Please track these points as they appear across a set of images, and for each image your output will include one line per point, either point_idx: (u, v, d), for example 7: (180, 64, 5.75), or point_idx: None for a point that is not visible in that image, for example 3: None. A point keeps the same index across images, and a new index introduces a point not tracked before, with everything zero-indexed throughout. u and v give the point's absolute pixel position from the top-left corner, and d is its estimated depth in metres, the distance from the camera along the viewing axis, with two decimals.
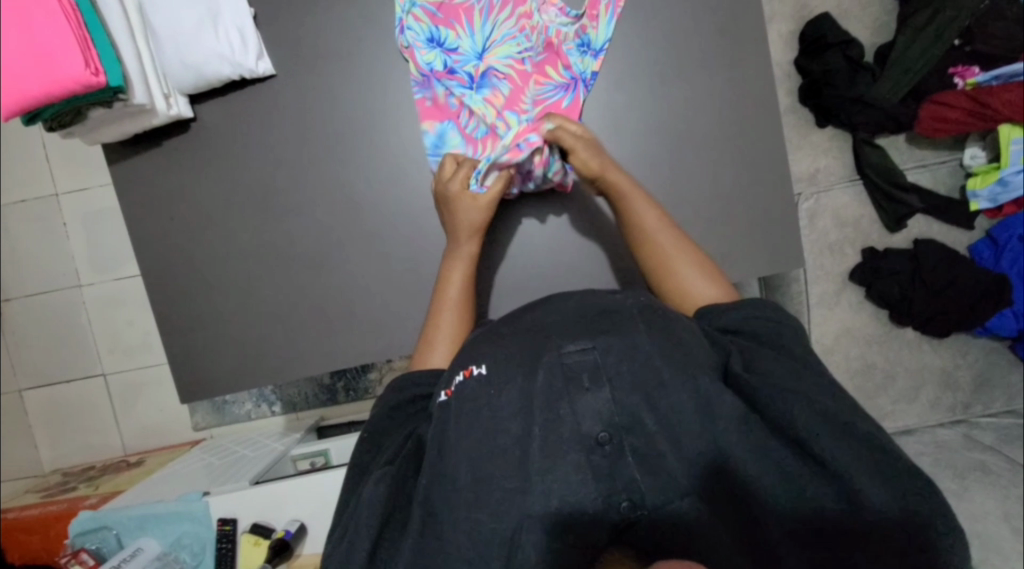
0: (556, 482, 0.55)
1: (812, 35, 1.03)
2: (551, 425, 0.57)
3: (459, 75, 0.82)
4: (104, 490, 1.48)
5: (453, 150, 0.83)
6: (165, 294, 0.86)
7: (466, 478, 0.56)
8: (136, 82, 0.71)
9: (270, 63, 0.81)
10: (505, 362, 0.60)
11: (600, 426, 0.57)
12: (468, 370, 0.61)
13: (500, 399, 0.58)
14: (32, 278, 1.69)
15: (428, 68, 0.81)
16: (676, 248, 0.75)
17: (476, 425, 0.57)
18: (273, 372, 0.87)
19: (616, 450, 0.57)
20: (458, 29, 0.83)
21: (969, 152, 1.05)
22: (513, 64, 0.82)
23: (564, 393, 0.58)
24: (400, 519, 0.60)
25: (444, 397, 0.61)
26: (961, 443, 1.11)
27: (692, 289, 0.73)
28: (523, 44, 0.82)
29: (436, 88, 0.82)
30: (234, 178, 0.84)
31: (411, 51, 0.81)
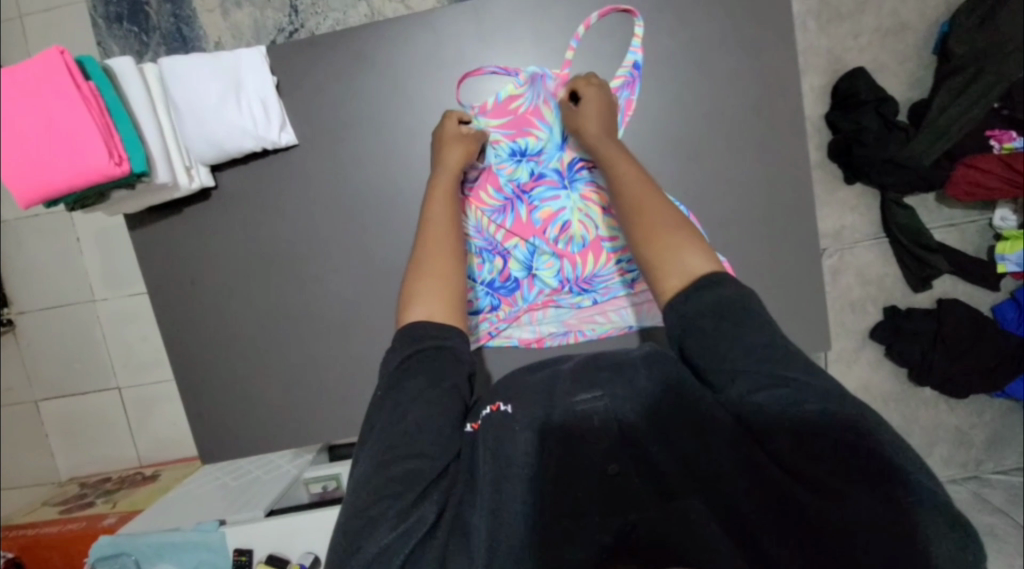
0: (563, 496, 0.58)
1: (846, 91, 0.99)
2: (564, 456, 0.60)
3: (545, 197, 0.83)
4: (122, 508, 1.52)
5: (539, 267, 0.85)
6: (183, 357, 0.86)
7: (486, 496, 0.56)
8: (158, 160, 0.70)
9: (293, 132, 0.80)
10: (527, 402, 0.63)
11: (610, 461, 0.60)
12: (494, 407, 0.63)
13: (516, 437, 0.60)
14: (45, 293, 1.69)
15: (505, 193, 0.82)
16: (666, 217, 0.62)
17: (498, 453, 0.59)
18: (290, 435, 0.88)
19: (626, 477, 0.59)
20: (540, 151, 0.81)
21: (998, 212, 1.03)
22: (589, 200, 0.83)
23: (575, 432, 0.61)
24: (396, 509, 0.55)
25: (468, 429, 0.63)
26: (972, 503, 1.11)
27: (665, 257, 0.59)
28: (594, 180, 0.82)
29: (515, 213, 0.83)
30: (253, 246, 0.83)
31: (494, 173, 0.82)
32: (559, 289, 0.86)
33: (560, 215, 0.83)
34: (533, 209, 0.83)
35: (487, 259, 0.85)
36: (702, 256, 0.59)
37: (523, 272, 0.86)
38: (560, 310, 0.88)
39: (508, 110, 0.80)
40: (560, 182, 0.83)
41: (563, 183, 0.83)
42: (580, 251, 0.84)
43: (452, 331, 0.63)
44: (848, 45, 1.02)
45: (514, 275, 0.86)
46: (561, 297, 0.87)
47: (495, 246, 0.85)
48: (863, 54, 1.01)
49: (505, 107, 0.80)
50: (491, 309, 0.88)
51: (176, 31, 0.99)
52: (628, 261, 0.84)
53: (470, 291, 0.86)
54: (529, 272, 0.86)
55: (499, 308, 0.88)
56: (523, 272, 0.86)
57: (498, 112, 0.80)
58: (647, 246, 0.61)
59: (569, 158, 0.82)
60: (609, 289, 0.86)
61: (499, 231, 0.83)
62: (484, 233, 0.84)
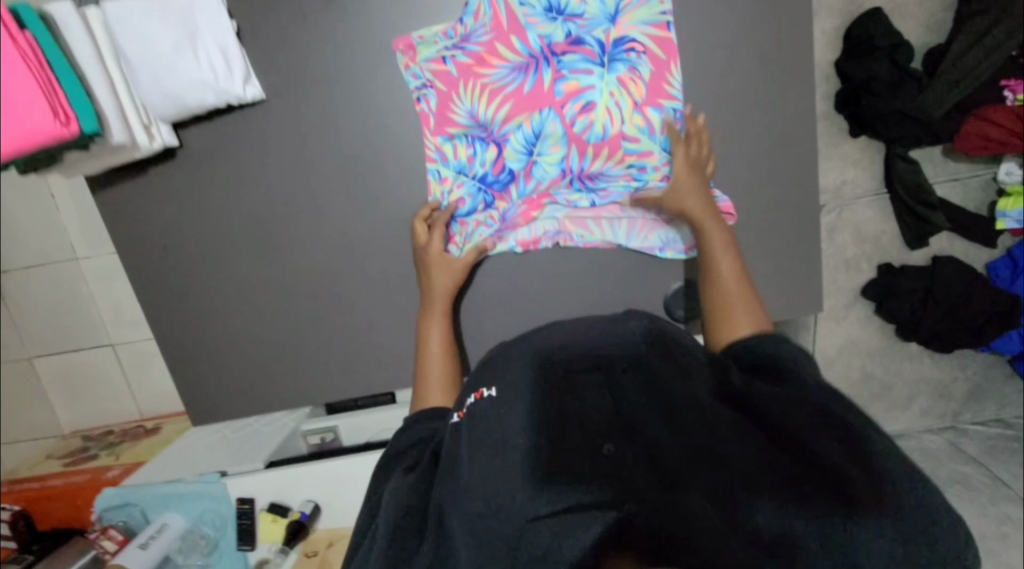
0: (555, 478, 0.55)
1: (860, 35, 0.93)
2: (557, 434, 0.58)
3: (576, 67, 0.74)
4: (125, 460, 1.56)
5: (543, 146, 0.76)
6: (164, 324, 0.85)
7: (472, 490, 0.56)
8: (111, 119, 0.64)
9: (259, 85, 0.73)
10: (514, 382, 0.61)
11: (604, 439, 0.58)
12: (480, 393, 0.63)
13: (506, 417, 0.59)
14: (24, 250, 1.65)
15: (532, 49, 0.73)
16: (738, 287, 0.71)
17: (486, 440, 0.58)
18: (279, 400, 0.87)
19: (620, 456, 0.57)
20: (583, 13, 0.72)
21: (1004, 167, 1.00)
22: (626, 86, 0.74)
23: (565, 409, 0.60)
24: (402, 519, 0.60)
25: (456, 418, 0.64)
26: (946, 452, 1.15)
27: (730, 316, 0.69)
28: (638, 67, 0.73)
29: (537, 76, 0.74)
30: (228, 209, 0.79)
31: (524, 28, 0.73)
32: (558, 181, 0.78)
33: (586, 91, 0.74)
34: (558, 77, 0.74)
35: (479, 149, 0.77)
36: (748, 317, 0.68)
37: (526, 153, 0.77)
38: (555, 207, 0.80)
39: None
40: (600, 55, 0.73)
41: (600, 58, 0.73)
42: (595, 141, 0.76)
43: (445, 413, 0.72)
44: None
45: (509, 167, 0.78)
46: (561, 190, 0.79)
47: (492, 130, 0.76)
48: None
49: None
50: (483, 207, 0.80)
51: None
52: (640, 168, 0.77)
53: (451, 175, 0.78)
54: (528, 161, 0.77)
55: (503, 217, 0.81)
56: (523, 157, 0.77)
57: None
58: (713, 301, 0.71)
59: (617, 33, 0.73)
60: (608, 195, 0.79)
61: (508, 96, 0.74)
62: (479, 116, 0.75)
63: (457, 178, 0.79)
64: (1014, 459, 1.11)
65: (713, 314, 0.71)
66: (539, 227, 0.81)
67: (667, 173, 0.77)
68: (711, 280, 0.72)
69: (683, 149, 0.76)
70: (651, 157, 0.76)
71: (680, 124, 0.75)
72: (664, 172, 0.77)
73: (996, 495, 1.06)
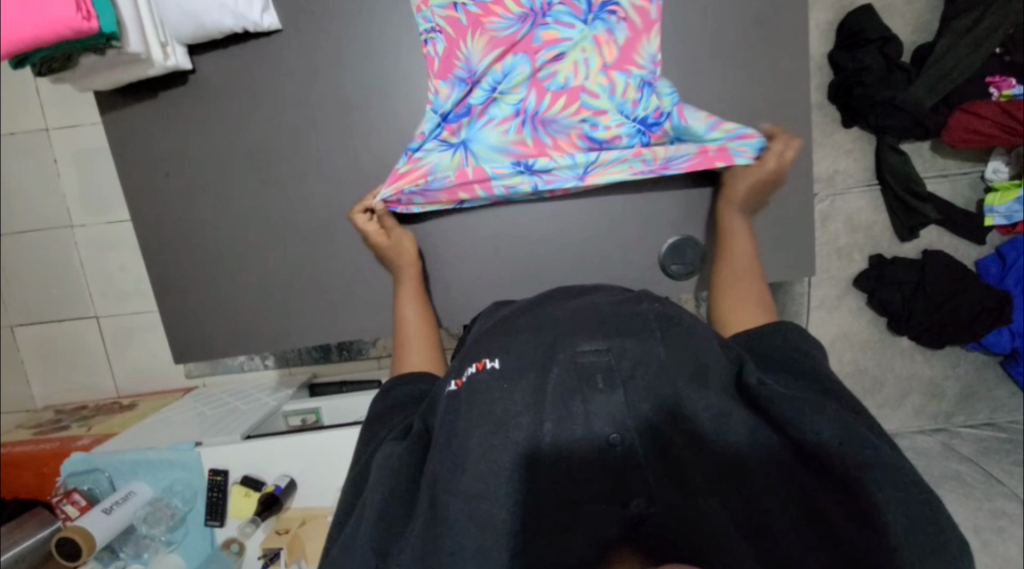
0: (562, 471, 0.53)
1: (851, 27, 0.97)
2: (563, 423, 0.53)
3: (560, 19, 0.75)
4: (97, 431, 1.51)
5: (506, 86, 0.77)
6: (157, 254, 0.84)
7: (473, 484, 0.50)
8: (131, 29, 0.66)
9: (276, 17, 0.76)
10: (519, 358, 0.53)
11: (612, 427, 0.54)
12: (480, 364, 0.53)
13: (512, 396, 0.52)
14: (20, 214, 1.65)
15: (533, 3, 0.75)
16: (747, 278, 0.74)
17: (487, 419, 0.51)
18: (266, 340, 0.86)
19: (629, 447, 0.54)
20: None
21: (992, 165, 1.04)
22: (599, 45, 0.75)
23: (577, 392, 0.53)
24: (380, 495, 0.54)
25: (452, 387, 0.55)
26: (939, 452, 1.13)
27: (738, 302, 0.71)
28: (616, 31, 0.75)
29: (533, 28, 0.76)
30: (232, 139, 0.81)
31: None
32: (510, 119, 0.77)
33: (563, 43, 0.75)
34: (541, 27, 0.75)
35: (455, 87, 0.77)
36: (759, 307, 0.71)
37: (489, 89, 0.77)
38: (499, 146, 0.78)
39: None
40: (584, 12, 0.75)
41: (584, 15, 0.75)
42: (554, 90, 0.76)
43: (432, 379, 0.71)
44: None
45: (470, 105, 0.78)
46: (508, 130, 0.77)
47: (468, 69, 0.77)
48: None
49: None
50: (431, 138, 0.78)
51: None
52: (593, 125, 0.76)
53: (425, 111, 0.78)
54: (488, 99, 0.77)
55: (439, 164, 0.78)
56: (483, 93, 0.77)
57: None
58: (728, 291, 0.73)
59: None
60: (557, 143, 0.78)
61: (498, 42, 0.76)
62: (469, 61, 0.76)
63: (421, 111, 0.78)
64: (1008, 460, 1.09)
65: (727, 300, 0.73)
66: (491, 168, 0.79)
67: (619, 133, 0.76)
68: (726, 262, 0.76)
69: (639, 113, 0.76)
70: (604, 115, 0.76)
71: (640, 91, 0.75)
72: (616, 131, 0.76)
73: (991, 491, 1.04)
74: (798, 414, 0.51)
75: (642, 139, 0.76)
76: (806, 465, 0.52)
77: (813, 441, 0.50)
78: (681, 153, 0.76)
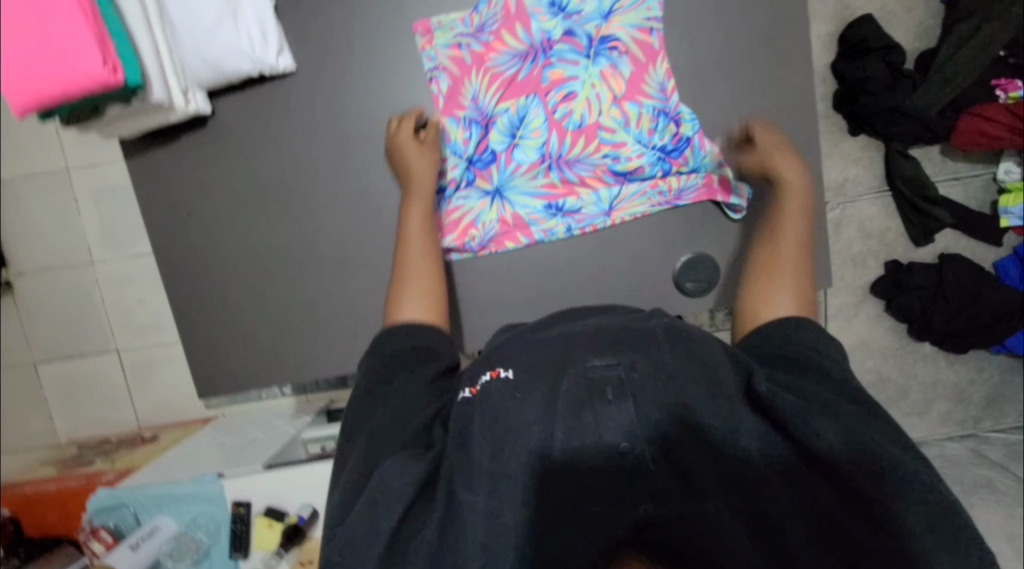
0: (571, 482, 0.51)
1: (853, 37, 0.98)
2: (573, 433, 0.51)
3: (564, 57, 0.77)
4: (121, 465, 1.54)
5: (526, 130, 0.79)
6: (180, 292, 0.86)
7: (488, 487, 0.50)
8: (153, 78, 0.68)
9: (291, 58, 0.78)
10: (531, 370, 0.54)
11: (623, 437, 0.51)
12: (494, 372, 0.55)
13: (524, 405, 0.52)
14: (43, 253, 1.69)
15: (532, 39, 0.77)
16: (799, 262, 0.68)
17: (501, 425, 0.52)
18: (289, 372, 0.87)
19: (641, 460, 0.51)
20: (580, 10, 0.77)
21: (1004, 165, 1.03)
22: (606, 80, 0.77)
23: (587, 404, 0.52)
24: (383, 481, 0.54)
25: (466, 394, 0.57)
26: (969, 458, 1.11)
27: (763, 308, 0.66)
28: (619, 65, 0.77)
29: (533, 65, 0.78)
30: (251, 178, 0.83)
31: (529, 18, 0.77)
32: (537, 165, 0.80)
33: (570, 81, 0.77)
34: (546, 66, 0.77)
35: (473, 131, 0.80)
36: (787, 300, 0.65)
37: (510, 134, 0.80)
38: (531, 192, 0.82)
39: None
40: (586, 48, 0.77)
41: (586, 51, 0.77)
42: (574, 129, 0.78)
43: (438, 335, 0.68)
44: None
45: (492, 148, 0.80)
46: (539, 174, 0.81)
47: (482, 110, 0.79)
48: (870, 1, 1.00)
49: None
50: (465, 185, 0.82)
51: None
52: (615, 158, 0.79)
53: (449, 156, 0.81)
54: (510, 143, 0.80)
55: (481, 214, 0.82)
56: (506, 139, 0.80)
57: None
58: (754, 290, 0.67)
59: (606, 30, 0.77)
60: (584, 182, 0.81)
61: (503, 81, 0.78)
62: (477, 100, 0.79)
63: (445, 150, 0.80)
64: None
65: (752, 289, 0.68)
66: (525, 207, 0.82)
67: (641, 164, 0.79)
68: (773, 240, 0.71)
69: (657, 141, 0.78)
70: (625, 148, 0.78)
71: (657, 121, 0.77)
72: (639, 162, 0.79)
73: None
74: (803, 418, 0.51)
75: (667, 166, 0.80)
76: (819, 473, 0.51)
77: (826, 449, 0.50)
78: (692, 183, 0.80)
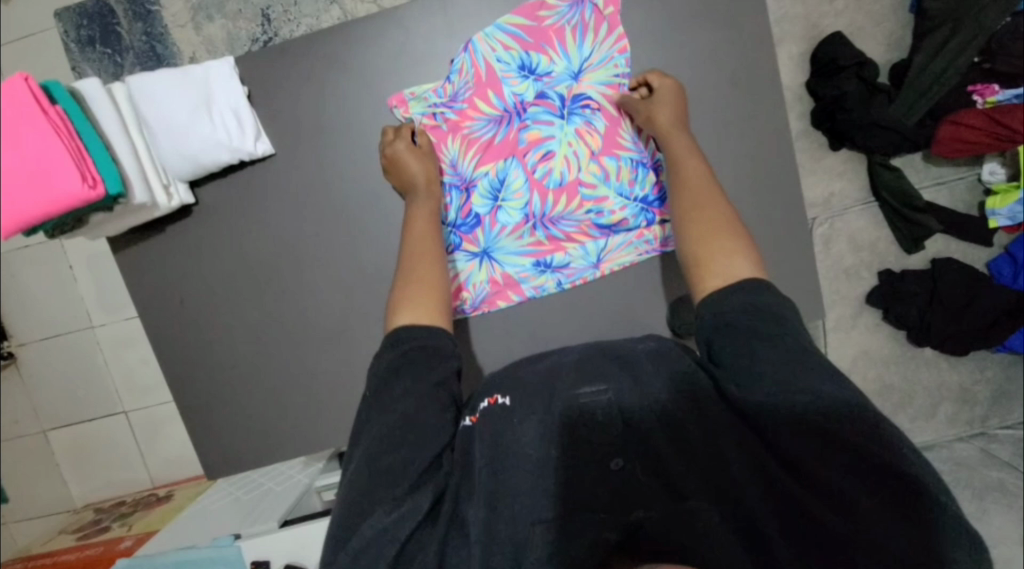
0: (569, 492, 0.60)
1: (825, 56, 0.98)
2: (569, 449, 0.61)
3: (539, 119, 0.79)
4: (138, 530, 1.55)
5: (508, 192, 0.80)
6: (181, 377, 0.86)
7: (487, 502, 0.58)
8: (135, 181, 0.69)
9: (269, 142, 0.79)
10: (525, 399, 0.63)
11: (616, 454, 0.61)
12: (492, 400, 0.64)
13: (518, 430, 0.61)
14: (42, 323, 1.69)
15: (506, 104, 0.79)
16: (712, 201, 0.64)
17: (497, 448, 0.60)
18: (295, 445, 0.88)
19: (630, 470, 0.61)
20: (551, 72, 0.79)
21: (987, 166, 1.03)
22: (582, 137, 0.79)
23: (580, 425, 0.61)
24: (397, 494, 0.56)
25: (467, 421, 0.63)
26: (979, 459, 1.12)
27: (706, 265, 0.61)
28: (593, 122, 0.79)
29: (508, 128, 0.79)
30: (240, 260, 0.83)
31: (501, 82, 0.78)
32: (521, 226, 0.82)
33: (547, 141, 0.79)
34: (522, 128, 0.79)
35: (454, 196, 0.81)
36: (736, 257, 0.60)
37: (492, 198, 0.81)
38: (519, 251, 0.83)
39: (533, 22, 0.78)
40: (560, 108, 0.79)
41: (560, 111, 0.79)
42: (555, 188, 0.80)
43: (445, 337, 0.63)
44: (822, 11, 1.01)
45: (476, 211, 0.81)
46: (524, 233, 0.82)
47: (462, 176, 0.80)
48: (839, 18, 1.01)
49: (535, 20, 0.78)
50: (453, 249, 0.83)
51: (150, 50, 0.98)
52: (597, 213, 0.81)
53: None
54: (493, 206, 0.81)
55: (470, 276, 0.84)
56: (489, 203, 0.81)
57: (528, 13, 0.78)
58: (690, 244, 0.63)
59: (577, 89, 0.79)
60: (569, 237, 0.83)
61: (479, 145, 0.79)
62: (456, 166, 0.80)
63: None
64: None
65: (695, 241, 0.63)
66: (513, 265, 0.84)
67: (624, 216, 0.81)
68: (683, 192, 0.66)
69: (638, 192, 0.80)
70: (607, 202, 0.80)
71: (636, 173, 0.79)
72: (622, 214, 0.81)
73: None
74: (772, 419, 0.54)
75: (648, 216, 0.81)
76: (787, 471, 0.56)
77: (794, 449, 0.54)
78: None
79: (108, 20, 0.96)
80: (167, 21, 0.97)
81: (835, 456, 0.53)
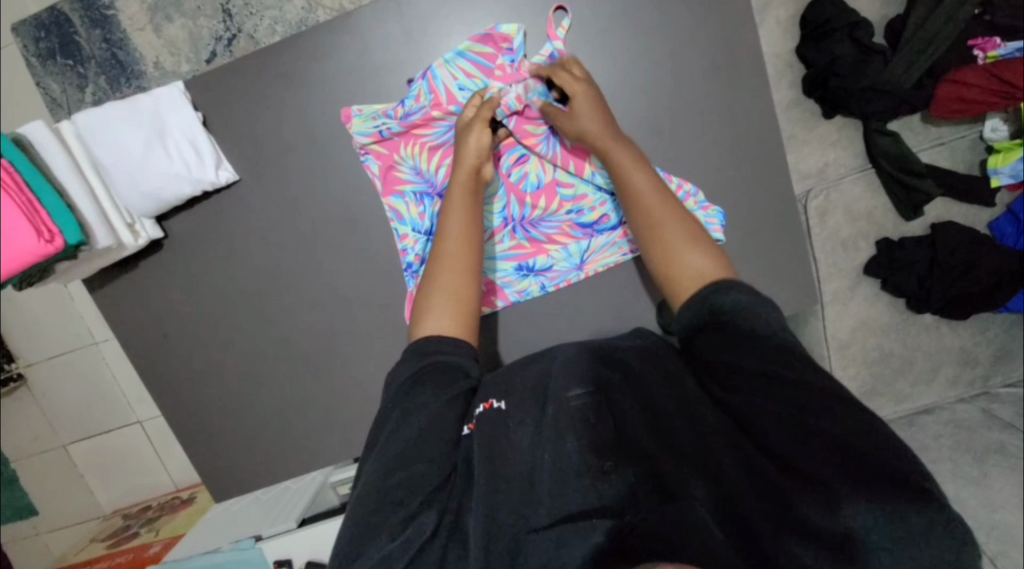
0: (558, 500, 0.56)
1: (815, 19, 0.91)
2: (560, 454, 0.58)
3: None
4: (165, 535, 1.61)
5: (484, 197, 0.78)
6: (176, 408, 0.87)
7: (478, 509, 0.55)
8: (94, 225, 0.68)
9: (231, 168, 0.77)
10: (520, 404, 0.62)
11: (606, 455, 0.57)
12: (488, 404, 0.61)
13: (514, 438, 0.60)
14: (45, 342, 1.70)
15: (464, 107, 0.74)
16: (667, 221, 0.62)
17: (495, 457, 0.58)
18: (296, 464, 0.89)
19: (621, 475, 0.57)
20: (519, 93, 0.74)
21: (990, 123, 0.97)
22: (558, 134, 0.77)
23: (573, 428, 0.59)
24: (394, 526, 0.54)
25: (467, 430, 0.61)
26: (981, 421, 1.12)
27: (677, 272, 0.60)
28: None
29: None
30: (219, 291, 0.82)
31: (450, 95, 0.73)
32: (501, 229, 0.80)
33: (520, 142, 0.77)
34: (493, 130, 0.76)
35: (428, 204, 0.77)
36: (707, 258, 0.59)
37: None
38: (499, 256, 0.81)
39: (494, 48, 0.73)
40: None
41: None
42: (533, 190, 0.79)
43: (468, 351, 0.62)
44: None
45: None
46: (504, 237, 0.81)
47: (434, 183, 0.77)
48: None
49: (495, 41, 0.73)
50: None
51: (112, 56, 0.92)
52: (578, 212, 0.79)
53: (408, 231, 0.77)
54: None
55: None
56: None
57: (486, 42, 0.73)
58: (658, 263, 0.61)
59: None
60: (551, 241, 0.81)
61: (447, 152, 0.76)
62: (424, 173, 0.77)
63: (402, 227, 0.77)
64: None
65: (655, 260, 0.62)
66: (496, 272, 0.82)
67: (605, 212, 0.79)
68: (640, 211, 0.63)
69: None
70: (586, 200, 0.79)
71: None
72: (602, 211, 0.79)
73: None
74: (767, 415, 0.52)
75: None
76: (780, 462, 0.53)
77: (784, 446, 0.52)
78: None
79: (65, 29, 0.90)
80: (126, 24, 0.91)
81: (824, 444, 0.50)
